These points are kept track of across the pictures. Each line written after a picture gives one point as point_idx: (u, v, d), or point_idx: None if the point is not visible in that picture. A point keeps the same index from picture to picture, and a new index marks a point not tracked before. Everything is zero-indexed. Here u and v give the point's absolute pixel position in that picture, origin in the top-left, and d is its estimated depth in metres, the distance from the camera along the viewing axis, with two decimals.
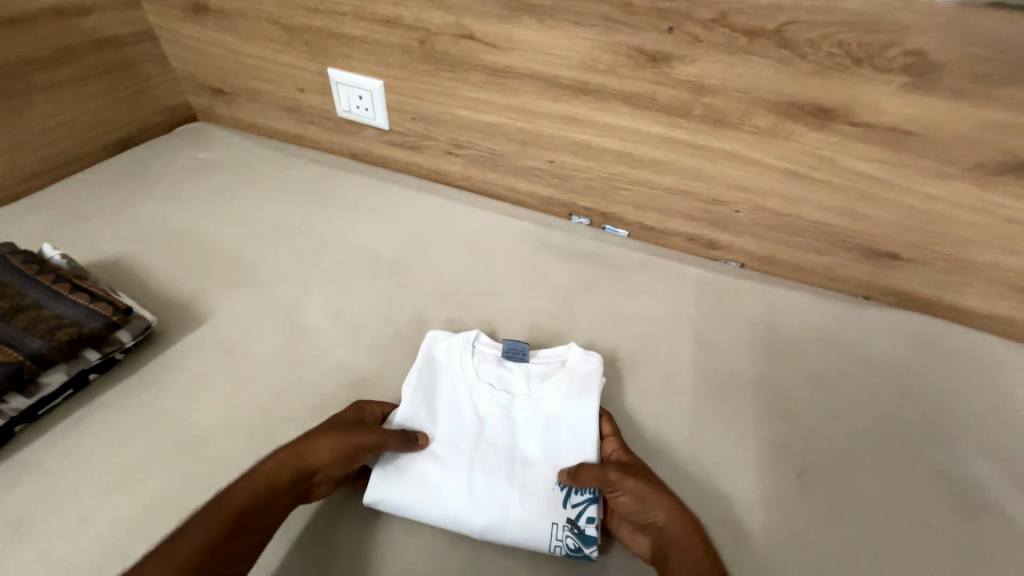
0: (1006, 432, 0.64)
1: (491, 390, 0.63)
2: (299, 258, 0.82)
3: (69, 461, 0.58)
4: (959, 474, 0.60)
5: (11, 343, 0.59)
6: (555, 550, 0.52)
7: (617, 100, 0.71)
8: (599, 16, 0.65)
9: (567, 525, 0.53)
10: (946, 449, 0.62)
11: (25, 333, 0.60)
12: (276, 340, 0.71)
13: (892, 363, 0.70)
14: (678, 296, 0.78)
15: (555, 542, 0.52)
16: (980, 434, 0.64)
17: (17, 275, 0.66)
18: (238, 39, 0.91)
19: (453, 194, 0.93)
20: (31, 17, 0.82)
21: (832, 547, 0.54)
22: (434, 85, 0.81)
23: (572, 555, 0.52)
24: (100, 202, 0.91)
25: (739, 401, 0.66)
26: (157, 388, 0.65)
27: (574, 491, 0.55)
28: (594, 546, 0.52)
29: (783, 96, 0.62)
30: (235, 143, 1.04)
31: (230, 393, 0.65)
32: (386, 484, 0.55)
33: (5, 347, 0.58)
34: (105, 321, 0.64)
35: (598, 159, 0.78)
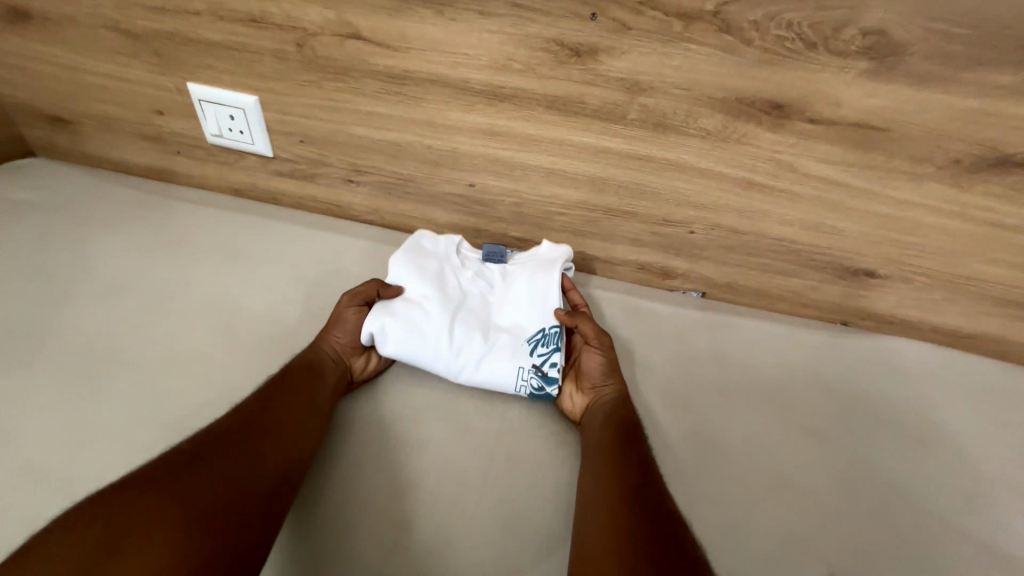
0: (1018, 471, 0.55)
1: (473, 275, 0.64)
2: (147, 325, 0.63)
3: None
4: (987, 535, 0.50)
5: None
6: (521, 391, 0.55)
7: (540, 105, 0.59)
8: (507, 4, 0.53)
9: (532, 369, 0.56)
10: (965, 502, 0.53)
11: None
12: (71, 445, 0.51)
13: (868, 395, 0.61)
14: (636, 337, 0.65)
15: (521, 383, 0.55)
16: (994, 476, 0.55)
17: None
18: (75, 53, 0.73)
19: (359, 230, 0.76)
20: None
21: None
22: (320, 98, 0.66)
23: (536, 395, 0.55)
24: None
25: (703, 447, 0.55)
26: None
27: (541, 342, 0.58)
28: (556, 385, 0.55)
29: (729, 91, 0.53)
30: (79, 184, 0.83)
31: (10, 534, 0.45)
32: (375, 325, 0.58)
33: None
34: None
35: (525, 179, 0.65)
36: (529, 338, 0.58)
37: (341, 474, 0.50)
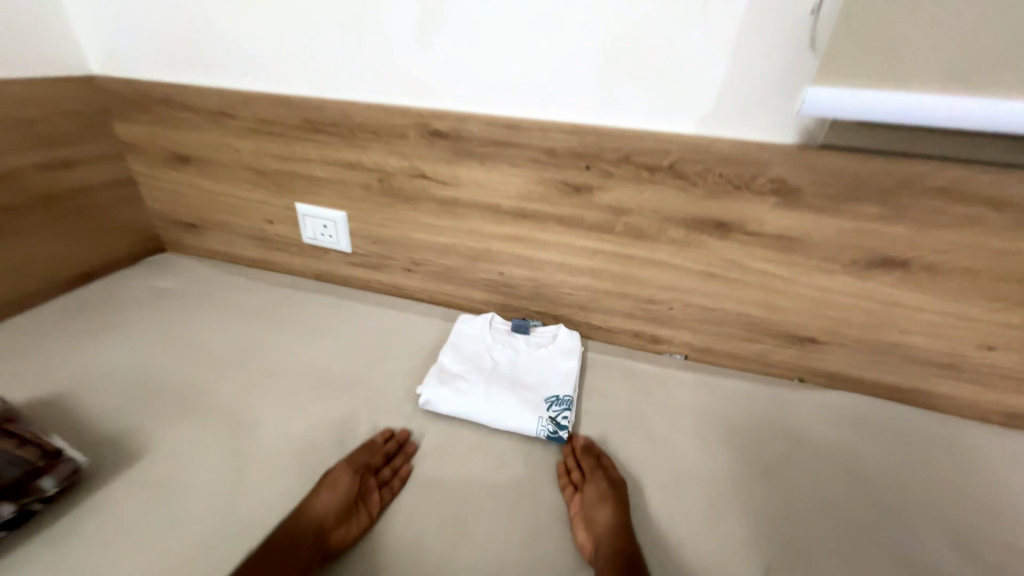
0: (950, 502, 0.67)
1: (503, 346, 0.82)
2: (253, 378, 0.77)
3: None
4: (922, 553, 0.60)
5: None
6: (540, 432, 0.67)
7: (552, 221, 0.82)
8: (529, 158, 0.78)
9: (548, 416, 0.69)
10: (903, 528, 0.63)
11: None
12: (197, 476, 0.62)
13: (827, 445, 0.73)
14: (629, 391, 0.81)
15: (540, 426, 0.68)
16: (928, 507, 0.66)
17: None
18: (213, 181, 1.00)
19: (413, 306, 0.98)
20: (13, 174, 0.87)
21: None
22: (392, 214, 0.91)
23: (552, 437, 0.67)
24: (41, 340, 0.84)
25: (698, 501, 0.64)
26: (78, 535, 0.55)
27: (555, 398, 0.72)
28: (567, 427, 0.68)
29: (687, 214, 0.75)
30: (199, 271, 1.07)
31: (161, 541, 0.55)
32: (431, 393, 0.71)
33: None
34: (27, 467, 0.54)
35: (543, 270, 0.87)
36: (546, 395, 0.72)
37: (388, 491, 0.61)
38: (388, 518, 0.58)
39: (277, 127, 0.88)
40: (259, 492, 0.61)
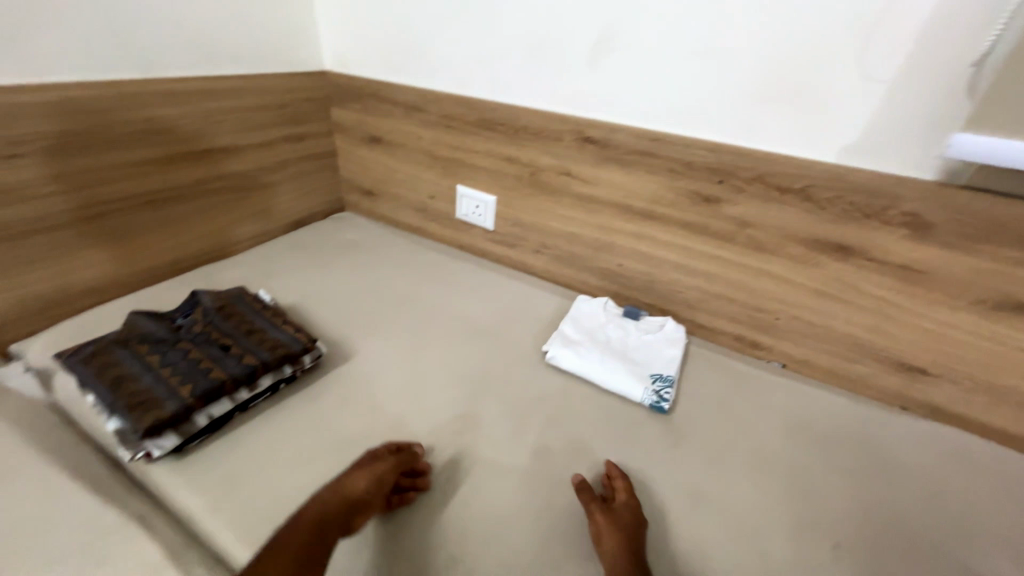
0: None
1: (616, 326, 0.95)
2: (420, 315, 0.98)
3: (251, 446, 0.68)
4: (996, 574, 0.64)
5: (247, 352, 0.73)
6: (645, 401, 0.81)
7: (677, 226, 0.93)
8: (667, 169, 0.89)
9: (653, 389, 0.81)
10: (979, 549, 0.67)
11: (256, 347, 0.74)
12: (387, 373, 0.84)
13: (916, 466, 0.77)
14: (727, 382, 0.90)
15: (645, 396, 0.81)
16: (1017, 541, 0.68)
17: (248, 308, 0.82)
18: (395, 160, 1.26)
19: (537, 282, 1.16)
20: (271, 142, 1.18)
21: None
22: (535, 203, 1.08)
23: (654, 406, 0.80)
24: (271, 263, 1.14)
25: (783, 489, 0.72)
26: (321, 390, 0.79)
27: (659, 377, 0.84)
28: (668, 401, 0.80)
29: (810, 235, 0.82)
30: (372, 229, 1.34)
31: (371, 410, 0.76)
32: (556, 350, 0.87)
33: (244, 355, 0.72)
34: (301, 345, 0.78)
35: (659, 267, 0.99)
36: (651, 372, 0.85)
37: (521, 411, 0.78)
38: (526, 432, 0.75)
39: (456, 122, 1.09)
40: (430, 393, 0.80)
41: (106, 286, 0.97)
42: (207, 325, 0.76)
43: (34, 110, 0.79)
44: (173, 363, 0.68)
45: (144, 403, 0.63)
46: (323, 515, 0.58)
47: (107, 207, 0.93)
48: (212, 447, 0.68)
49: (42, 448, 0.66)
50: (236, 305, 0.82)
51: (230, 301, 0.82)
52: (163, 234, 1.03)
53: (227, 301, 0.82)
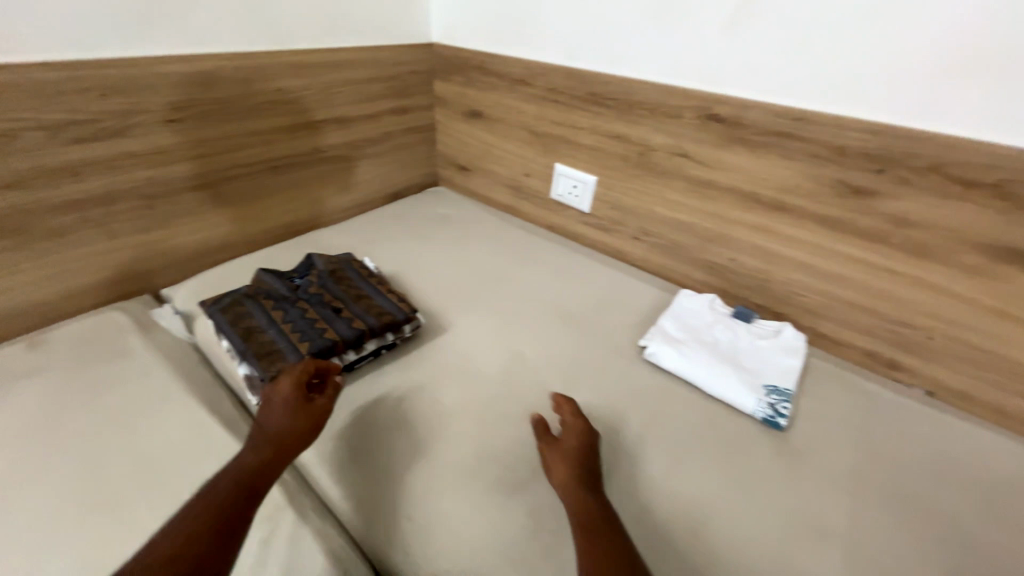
0: None
1: (724, 327, 0.86)
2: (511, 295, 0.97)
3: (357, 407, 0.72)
4: None
5: (357, 317, 0.76)
6: (756, 413, 0.73)
7: (812, 220, 0.81)
8: (809, 153, 0.78)
9: (768, 401, 0.73)
10: None
11: (364, 312, 0.77)
12: (480, 351, 0.83)
13: None
14: (855, 404, 0.78)
15: (757, 408, 0.73)
16: None
17: (357, 274, 0.86)
18: (493, 135, 1.24)
19: (632, 270, 1.09)
20: (379, 114, 1.21)
21: None
22: (640, 186, 1.01)
23: (768, 420, 0.72)
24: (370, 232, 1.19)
25: (926, 535, 0.62)
26: (418, 360, 0.80)
27: (775, 389, 0.75)
28: (785, 417, 0.72)
29: (996, 241, 0.67)
30: (463, 204, 1.35)
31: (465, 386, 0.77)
32: (657, 347, 0.81)
33: (354, 319, 0.76)
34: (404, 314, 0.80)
35: (781, 266, 0.88)
36: (766, 383, 0.76)
37: (616, 408, 0.74)
38: (622, 431, 0.71)
39: (563, 97, 1.04)
40: (522, 376, 0.79)
41: (235, 243, 1.07)
42: (321, 288, 0.81)
43: (190, 79, 0.87)
44: (292, 321, 0.74)
45: (268, 355, 0.69)
46: (255, 467, 0.57)
47: (239, 172, 1.01)
48: None
49: (187, 387, 0.75)
50: (346, 270, 0.86)
51: (340, 266, 0.86)
52: (282, 199, 1.11)
53: (339, 266, 0.86)
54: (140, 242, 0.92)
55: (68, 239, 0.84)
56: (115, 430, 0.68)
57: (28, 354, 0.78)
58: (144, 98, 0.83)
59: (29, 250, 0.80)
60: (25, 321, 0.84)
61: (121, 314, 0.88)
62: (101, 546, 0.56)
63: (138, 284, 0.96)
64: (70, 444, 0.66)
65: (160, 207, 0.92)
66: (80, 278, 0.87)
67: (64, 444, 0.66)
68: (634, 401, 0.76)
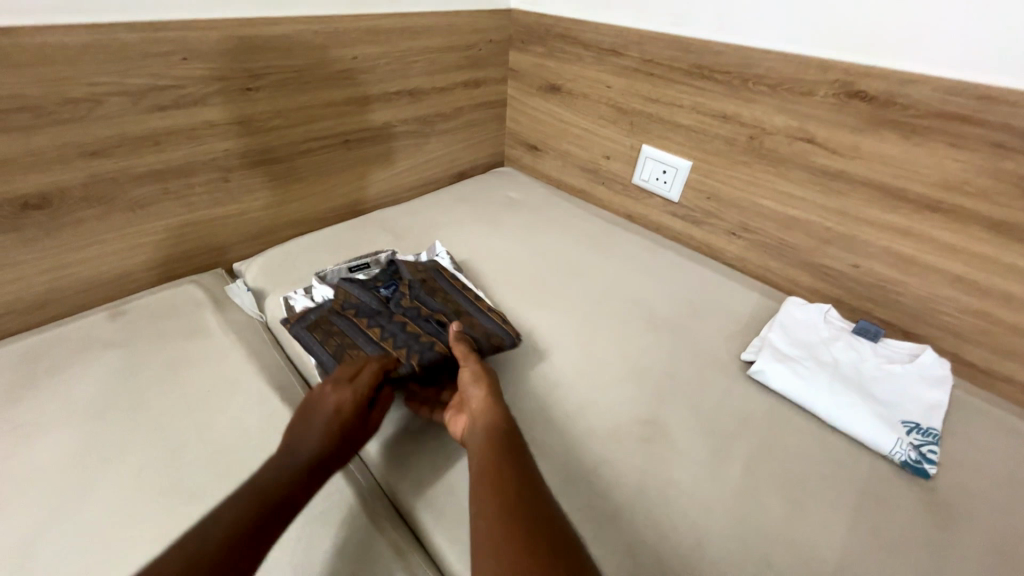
0: None
1: (846, 345, 0.74)
2: (589, 291, 0.88)
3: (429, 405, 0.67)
4: None
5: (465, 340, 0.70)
6: (895, 455, 0.61)
7: (978, 225, 0.67)
8: (989, 142, 0.63)
9: (910, 443, 0.62)
10: None
11: (470, 334, 0.71)
12: (559, 352, 0.76)
13: None
14: (1017, 452, 0.65)
15: (897, 450, 0.61)
16: None
17: (452, 287, 0.79)
18: (571, 112, 1.13)
19: (723, 269, 0.97)
20: (451, 87, 1.13)
21: None
22: (746, 174, 0.88)
23: (910, 465, 0.61)
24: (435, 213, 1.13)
25: None
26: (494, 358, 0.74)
27: (918, 429, 0.63)
28: (933, 465, 0.60)
29: None
30: (532, 186, 1.26)
31: (545, 391, 0.70)
32: (766, 365, 0.70)
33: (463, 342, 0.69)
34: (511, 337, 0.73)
35: (923, 277, 0.74)
36: (906, 420, 0.64)
37: (716, 431, 0.65)
38: (726, 459, 0.62)
39: (662, 69, 0.91)
40: (608, 385, 0.71)
41: (303, 219, 1.05)
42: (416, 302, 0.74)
43: (267, 44, 0.83)
44: (391, 336, 0.68)
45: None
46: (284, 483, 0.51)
47: (311, 146, 0.97)
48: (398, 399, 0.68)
49: (259, 369, 0.73)
50: (439, 283, 0.79)
51: (429, 274, 0.80)
52: (350, 175, 1.07)
53: (431, 278, 0.79)
54: (214, 216, 0.91)
55: (148, 209, 0.83)
56: (189, 404, 0.67)
57: (111, 323, 0.79)
58: (221, 64, 0.79)
59: (112, 219, 0.79)
60: (108, 289, 0.85)
61: (195, 287, 0.87)
62: (84, 494, 0.57)
63: (212, 258, 0.95)
64: (126, 400, 0.67)
65: (234, 179, 0.90)
66: (158, 250, 0.87)
67: (122, 401, 0.67)
68: (739, 425, 0.66)
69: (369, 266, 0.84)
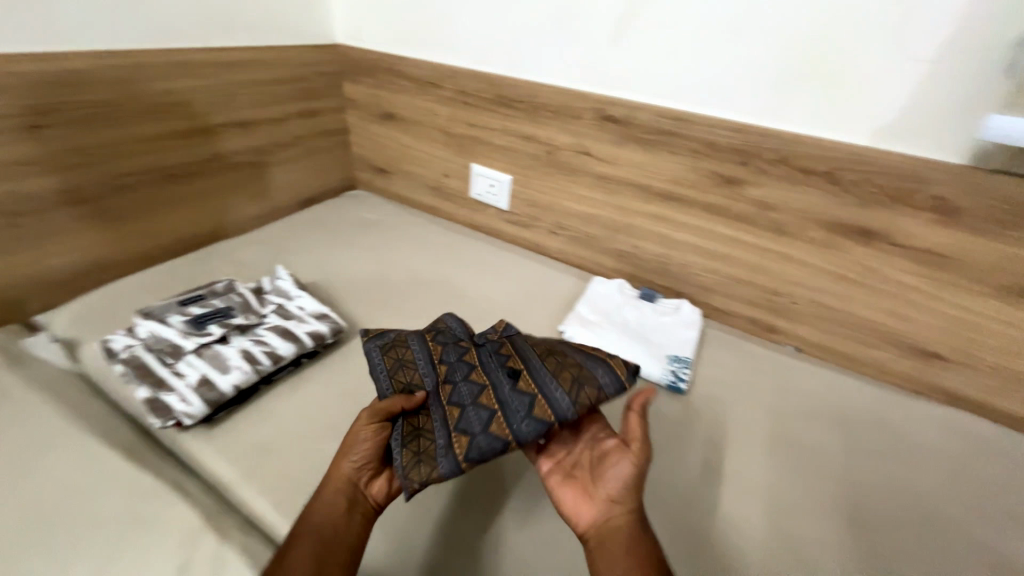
0: None
1: (633, 308, 0.96)
2: (438, 295, 0.99)
3: (279, 418, 0.70)
4: (1010, 556, 0.63)
5: (546, 397, 0.58)
6: (661, 380, 0.82)
7: (696, 207, 0.92)
8: (689, 150, 0.88)
9: (670, 369, 0.83)
10: (995, 529, 0.66)
11: (553, 386, 0.59)
12: None
13: (933, 448, 0.76)
14: (744, 364, 0.90)
15: (662, 376, 0.83)
16: None
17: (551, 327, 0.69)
18: (410, 137, 1.24)
19: (552, 263, 1.15)
20: (285, 117, 1.16)
21: None
22: (551, 183, 1.07)
23: (671, 386, 0.82)
24: (285, 240, 1.14)
25: (796, 466, 0.72)
26: (344, 366, 0.80)
27: (675, 359, 0.85)
28: (683, 381, 0.82)
29: (832, 218, 0.81)
30: (385, 207, 1.33)
31: None
32: (574, 331, 0.89)
33: (541, 400, 0.58)
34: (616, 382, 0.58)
35: (677, 250, 0.99)
36: (668, 354, 0.86)
37: None
38: None
39: (474, 99, 1.08)
40: None
41: (128, 261, 0.98)
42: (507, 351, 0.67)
43: (54, 78, 0.78)
44: (457, 390, 0.62)
45: (416, 437, 0.59)
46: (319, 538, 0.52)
47: (127, 181, 0.92)
48: (244, 420, 0.69)
49: (76, 417, 0.68)
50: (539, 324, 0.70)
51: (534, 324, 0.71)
52: (183, 210, 1.03)
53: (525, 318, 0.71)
54: (4, 265, 0.81)
55: None
56: None
57: None
58: None
59: None
60: None
61: None
62: None
63: (5, 313, 0.84)
64: None
65: (27, 224, 0.82)
66: None
67: None
68: None
69: (204, 298, 0.82)
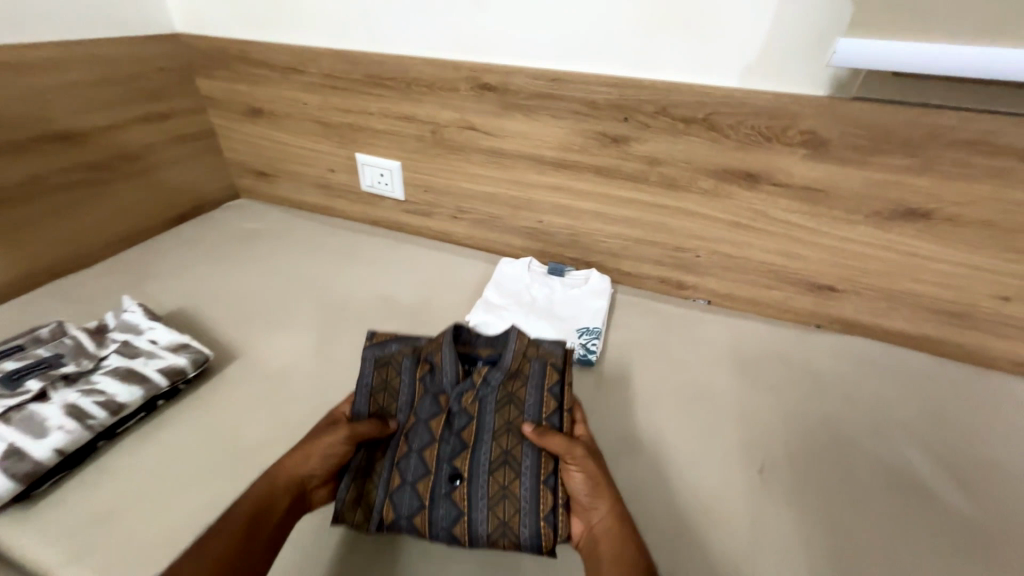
0: (947, 433, 0.71)
1: (541, 285, 0.91)
2: (331, 303, 0.89)
3: (126, 477, 0.59)
4: (897, 463, 0.67)
5: (468, 519, 0.54)
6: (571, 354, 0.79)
7: (589, 171, 0.89)
8: (571, 111, 0.84)
9: (579, 342, 0.80)
10: (885, 443, 0.69)
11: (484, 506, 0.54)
12: (290, 370, 0.75)
13: (829, 374, 0.79)
14: (653, 325, 0.88)
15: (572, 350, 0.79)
16: (914, 430, 0.71)
17: (537, 401, 0.60)
18: (284, 133, 1.11)
19: (460, 250, 1.08)
20: (124, 123, 1.00)
21: (786, 515, 0.60)
22: (443, 164, 0.99)
23: (581, 359, 0.79)
24: (147, 267, 0.98)
25: (705, 416, 0.72)
26: (211, 400, 0.69)
27: (585, 330, 0.82)
28: (594, 352, 0.79)
29: (717, 165, 0.80)
30: (272, 214, 1.19)
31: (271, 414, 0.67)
32: (479, 318, 0.83)
33: (462, 521, 0.54)
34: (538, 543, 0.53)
35: (579, 219, 0.95)
36: (577, 326, 0.83)
37: None
38: None
39: (343, 82, 0.97)
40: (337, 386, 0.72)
41: None
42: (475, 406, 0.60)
43: None
44: (409, 451, 0.57)
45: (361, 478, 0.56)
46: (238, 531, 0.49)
47: None
48: (77, 492, 0.58)
49: None
50: (529, 388, 0.61)
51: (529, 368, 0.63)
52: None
53: (522, 375, 0.62)
54: None
55: None
56: None
57: None
58: None
59: None
60: None
61: None
62: None
63: None
64: None
65: None
66: None
67: None
68: None
69: (22, 349, 0.68)
